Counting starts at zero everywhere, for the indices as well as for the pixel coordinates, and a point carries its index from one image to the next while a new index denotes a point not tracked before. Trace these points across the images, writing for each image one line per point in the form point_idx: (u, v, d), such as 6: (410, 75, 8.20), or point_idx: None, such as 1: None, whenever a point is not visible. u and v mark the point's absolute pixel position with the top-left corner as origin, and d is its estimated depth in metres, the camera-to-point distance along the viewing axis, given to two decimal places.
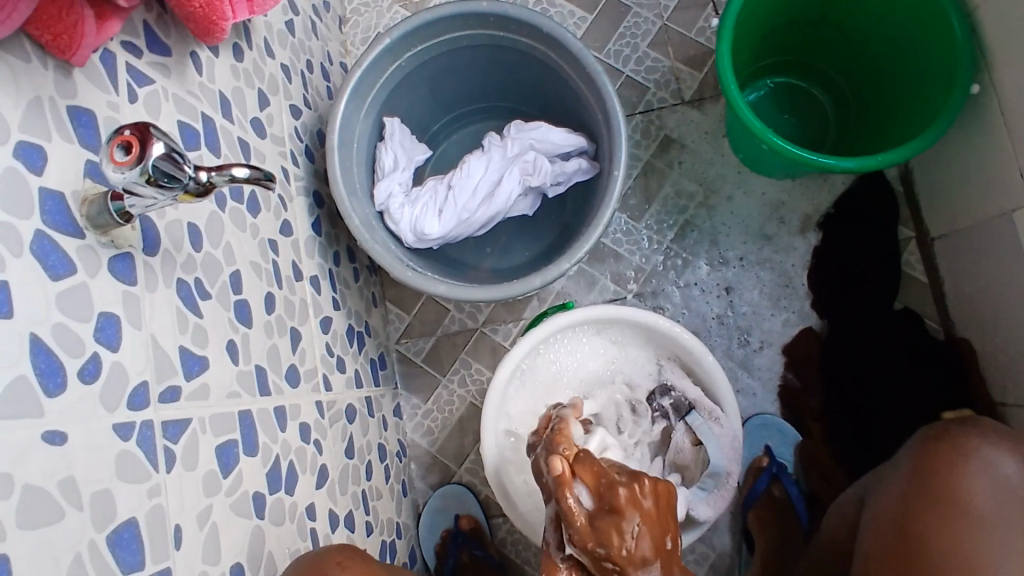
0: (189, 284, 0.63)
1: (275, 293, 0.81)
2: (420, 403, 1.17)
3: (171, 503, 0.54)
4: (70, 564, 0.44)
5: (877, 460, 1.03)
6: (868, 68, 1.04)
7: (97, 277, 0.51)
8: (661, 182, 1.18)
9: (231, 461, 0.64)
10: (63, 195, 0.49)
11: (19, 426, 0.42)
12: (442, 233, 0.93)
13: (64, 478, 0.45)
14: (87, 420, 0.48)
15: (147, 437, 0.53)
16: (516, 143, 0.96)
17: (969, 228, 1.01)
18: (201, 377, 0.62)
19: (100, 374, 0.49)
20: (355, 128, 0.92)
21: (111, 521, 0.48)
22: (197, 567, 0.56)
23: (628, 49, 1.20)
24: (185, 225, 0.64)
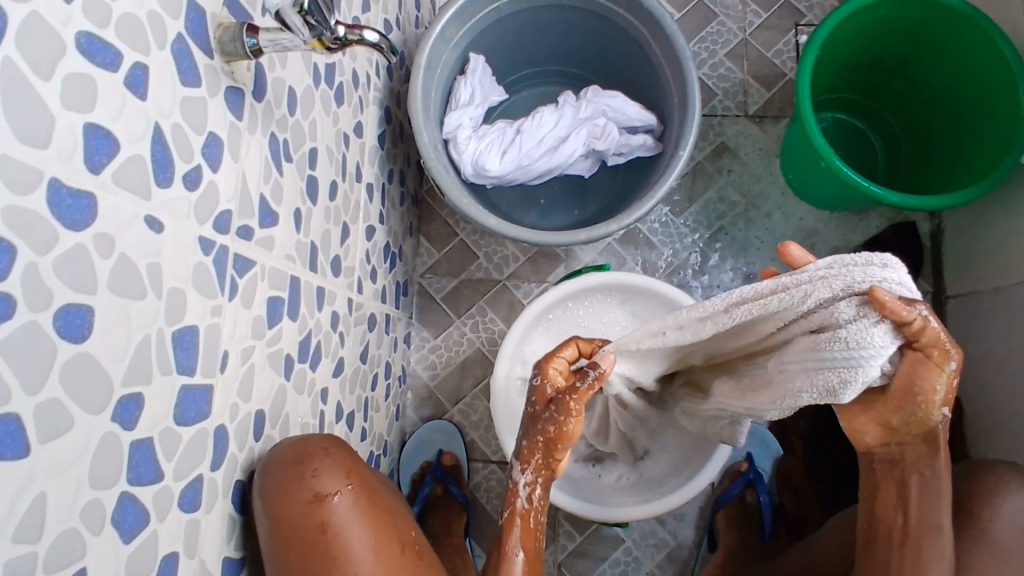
0: (278, 140, 0.66)
1: (339, 183, 0.83)
2: (429, 337, 1.20)
3: (224, 329, 0.57)
4: (139, 342, 0.46)
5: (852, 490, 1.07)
6: (926, 119, 1.07)
7: (214, 98, 0.54)
8: (707, 185, 1.22)
9: (276, 316, 0.67)
10: (205, 13, 0.51)
11: (130, 200, 0.44)
12: (501, 172, 0.96)
13: (152, 263, 0.47)
14: (180, 221, 0.50)
15: (221, 261, 0.56)
16: (590, 106, 1.00)
17: (987, 292, 1.05)
18: (270, 230, 0.64)
19: (199, 186, 0.52)
20: (443, 53, 0.95)
21: (178, 320, 0.50)
22: (231, 397, 0.58)
23: (706, 54, 1.24)
24: (286, 85, 0.67)
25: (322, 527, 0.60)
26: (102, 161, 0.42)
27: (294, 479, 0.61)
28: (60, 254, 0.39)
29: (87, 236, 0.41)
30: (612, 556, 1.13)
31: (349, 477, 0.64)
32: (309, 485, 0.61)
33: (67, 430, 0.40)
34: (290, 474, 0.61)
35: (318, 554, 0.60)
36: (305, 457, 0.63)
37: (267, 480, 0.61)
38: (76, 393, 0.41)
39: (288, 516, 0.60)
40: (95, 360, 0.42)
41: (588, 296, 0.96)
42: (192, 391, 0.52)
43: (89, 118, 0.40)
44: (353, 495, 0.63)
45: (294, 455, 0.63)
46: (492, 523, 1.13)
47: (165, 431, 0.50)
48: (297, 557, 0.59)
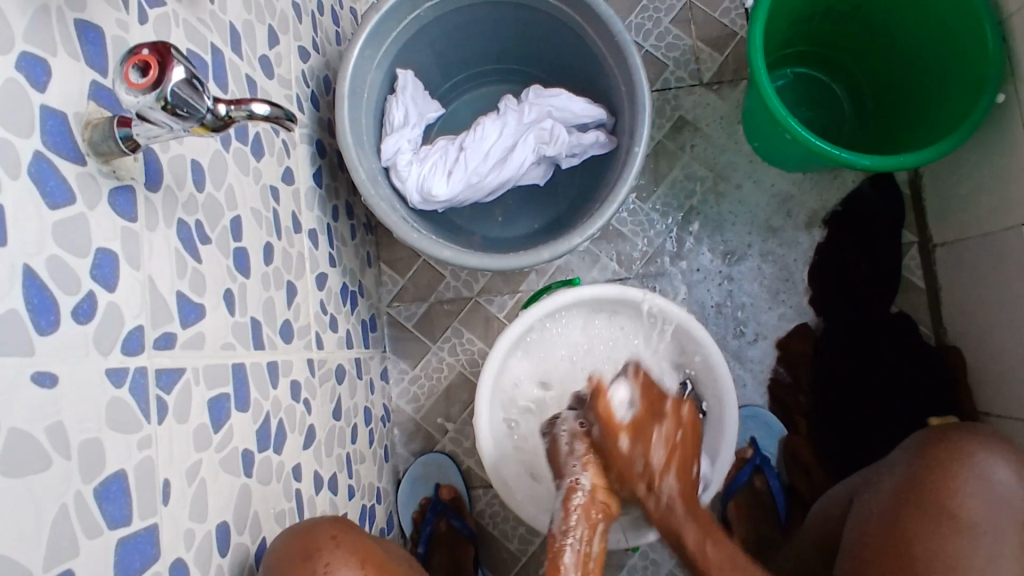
0: (189, 225, 0.59)
1: (274, 243, 0.77)
2: (408, 369, 1.14)
3: (160, 456, 0.51)
4: (54, 516, 0.40)
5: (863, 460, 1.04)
6: (889, 67, 1.01)
7: (96, 209, 0.47)
8: (671, 164, 1.15)
9: (222, 416, 0.61)
10: (65, 116, 0.44)
11: (7, 365, 0.38)
12: (450, 195, 0.90)
13: (52, 424, 0.41)
14: (79, 363, 0.44)
15: (140, 385, 0.49)
16: (534, 109, 0.93)
17: (974, 239, 1.00)
18: (197, 326, 0.58)
19: (94, 315, 0.46)
20: (367, 77, 0.87)
21: (99, 473, 0.44)
22: (183, 524, 0.53)
23: (650, 24, 1.17)
24: (188, 161, 0.59)
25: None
26: None
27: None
28: None
29: None
30: (630, 561, 1.10)
31: (365, 565, 0.61)
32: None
33: None
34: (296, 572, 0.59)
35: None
36: (312, 551, 0.61)
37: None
38: None
39: None
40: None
41: (566, 313, 0.90)
42: (132, 541, 0.47)
43: None
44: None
45: (299, 551, 0.61)
46: (502, 550, 1.10)
47: None
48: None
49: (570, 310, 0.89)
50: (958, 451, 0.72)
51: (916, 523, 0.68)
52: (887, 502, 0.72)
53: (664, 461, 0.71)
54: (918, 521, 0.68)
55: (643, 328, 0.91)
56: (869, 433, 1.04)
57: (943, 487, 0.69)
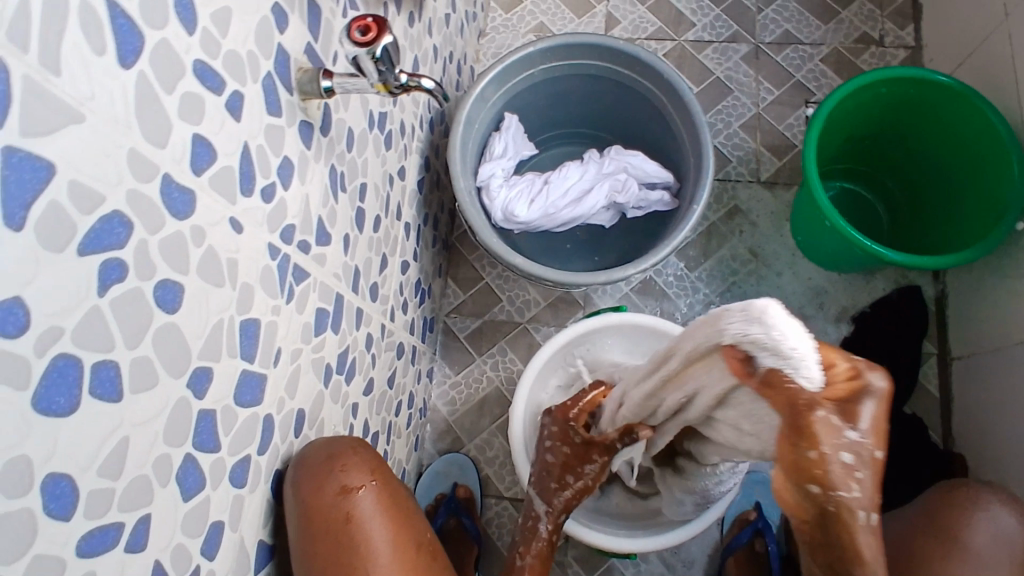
0: (336, 172, 0.75)
1: (382, 217, 0.92)
2: (451, 374, 1.26)
3: (281, 328, 0.64)
4: (214, 324, 0.53)
5: None
6: (928, 190, 1.15)
7: (290, 128, 0.63)
8: (721, 243, 1.29)
9: (321, 327, 0.74)
10: (289, 57, 0.62)
11: (219, 202, 0.52)
12: (528, 218, 1.05)
13: (232, 259, 0.55)
14: (256, 228, 0.58)
15: (283, 267, 0.63)
16: (613, 163, 1.09)
17: (989, 353, 1.09)
18: (323, 248, 0.73)
19: (272, 200, 0.61)
20: (481, 110, 1.06)
21: (247, 312, 0.57)
22: (279, 391, 0.65)
23: (721, 125, 1.35)
24: (346, 125, 0.76)
25: (347, 517, 0.62)
26: (202, 166, 0.50)
27: (322, 472, 0.64)
28: (164, 237, 0.46)
29: (186, 226, 0.48)
30: None
31: (375, 474, 0.66)
32: (336, 478, 0.64)
33: (151, 388, 0.47)
34: (319, 470, 0.64)
35: (342, 546, 0.61)
36: (336, 454, 0.66)
37: (301, 476, 0.64)
38: (163, 358, 0.48)
39: (314, 508, 0.62)
40: (180, 332, 0.49)
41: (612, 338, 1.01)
42: (250, 378, 0.59)
43: (196, 130, 0.49)
44: (378, 491, 0.65)
45: (324, 452, 0.66)
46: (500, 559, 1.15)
47: (226, 408, 0.56)
48: (320, 546, 0.61)
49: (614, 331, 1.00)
50: (972, 494, 0.81)
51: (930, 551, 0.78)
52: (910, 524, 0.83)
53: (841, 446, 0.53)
54: (929, 545, 0.79)
55: None
56: None
57: (951, 521, 0.80)
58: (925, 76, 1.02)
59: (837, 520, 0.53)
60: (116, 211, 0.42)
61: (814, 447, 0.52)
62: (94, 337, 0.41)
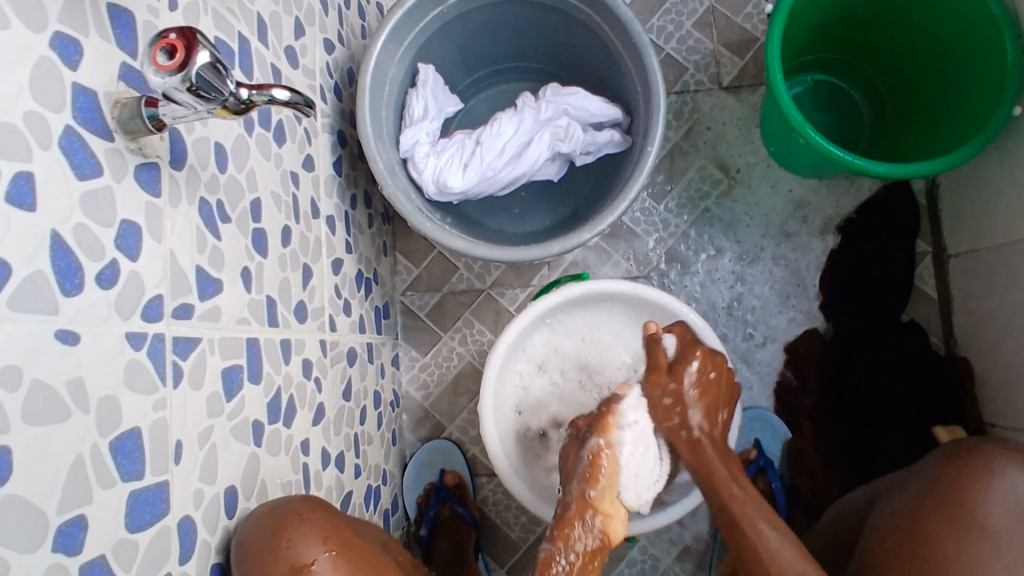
0: (210, 204, 0.62)
1: (292, 226, 0.80)
2: (418, 356, 1.17)
3: (174, 419, 0.54)
4: (71, 464, 0.44)
5: (869, 471, 1.03)
6: (907, 77, 1.02)
7: (122, 182, 0.50)
8: (687, 164, 1.17)
9: (235, 386, 0.64)
10: (95, 94, 0.48)
11: (32, 322, 0.41)
12: (465, 188, 0.92)
13: (73, 379, 0.44)
14: (101, 326, 0.47)
15: (158, 351, 0.53)
16: (551, 106, 0.94)
17: (988, 250, 1.00)
18: (213, 300, 0.61)
19: (117, 281, 0.49)
20: (388, 69, 0.90)
21: (115, 428, 0.48)
22: (193, 484, 0.56)
23: (672, 27, 1.18)
24: (212, 143, 0.63)
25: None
26: None
27: (270, 555, 0.60)
28: None
29: None
30: (629, 555, 1.12)
31: (328, 542, 0.63)
32: (285, 558, 0.60)
33: None
34: (265, 546, 0.61)
35: None
36: (281, 528, 0.63)
37: (243, 557, 0.61)
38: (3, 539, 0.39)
39: None
40: (19, 499, 0.40)
41: (608, 304, 0.93)
42: (144, 495, 0.50)
43: None
44: (335, 561, 0.62)
45: (269, 524, 0.63)
46: (503, 537, 1.12)
47: (119, 544, 0.48)
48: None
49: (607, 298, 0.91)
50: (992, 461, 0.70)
51: (938, 521, 0.68)
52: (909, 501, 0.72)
53: (696, 392, 0.78)
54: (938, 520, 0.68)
55: None
56: (871, 441, 1.03)
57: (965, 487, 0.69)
58: None
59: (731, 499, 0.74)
60: None
61: (670, 380, 0.79)
62: None
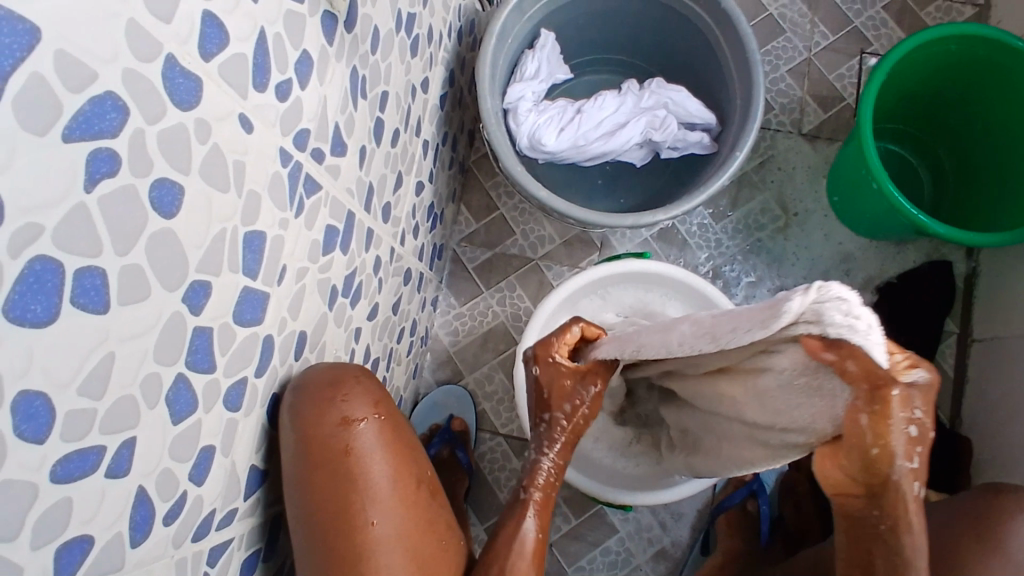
0: (358, 75, 0.67)
1: (401, 132, 0.85)
2: (456, 304, 1.21)
3: (287, 244, 0.58)
4: (216, 234, 0.47)
5: None
6: (975, 162, 1.08)
7: (312, 18, 0.55)
8: (751, 194, 1.22)
9: (330, 245, 0.68)
10: None
11: (228, 95, 0.46)
12: (556, 148, 0.97)
13: (239, 161, 0.48)
14: (267, 128, 0.51)
15: (294, 177, 0.57)
16: (652, 97, 1.00)
17: (1015, 340, 1.05)
18: (338, 159, 0.66)
19: (287, 98, 0.53)
20: (517, 24, 0.97)
21: (252, 223, 0.52)
22: (282, 312, 0.60)
23: (769, 68, 1.25)
24: (373, 23, 0.68)
25: (346, 450, 0.59)
26: (213, 50, 0.43)
27: (323, 401, 0.60)
28: (164, 129, 0.40)
29: (189, 117, 0.42)
30: (605, 543, 1.14)
31: (378, 407, 0.63)
32: (337, 408, 0.60)
33: (143, 299, 0.41)
34: (321, 394, 0.61)
35: (340, 477, 0.58)
36: (337, 383, 0.62)
37: (297, 398, 0.60)
38: (157, 268, 0.42)
39: (312, 436, 0.59)
40: (177, 240, 0.43)
41: (658, 291, 0.97)
42: (252, 295, 0.54)
43: (208, 7, 0.42)
44: (380, 425, 0.62)
45: (326, 377, 0.63)
46: (493, 495, 1.15)
47: (223, 326, 0.51)
48: (315, 484, 0.58)
49: (660, 283, 0.96)
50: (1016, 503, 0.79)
51: (970, 550, 0.77)
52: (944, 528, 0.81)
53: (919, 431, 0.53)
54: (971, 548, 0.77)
55: None
56: None
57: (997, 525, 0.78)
58: (994, 36, 0.94)
59: (884, 488, 0.57)
60: (109, 91, 0.35)
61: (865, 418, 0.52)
62: (79, 238, 0.35)
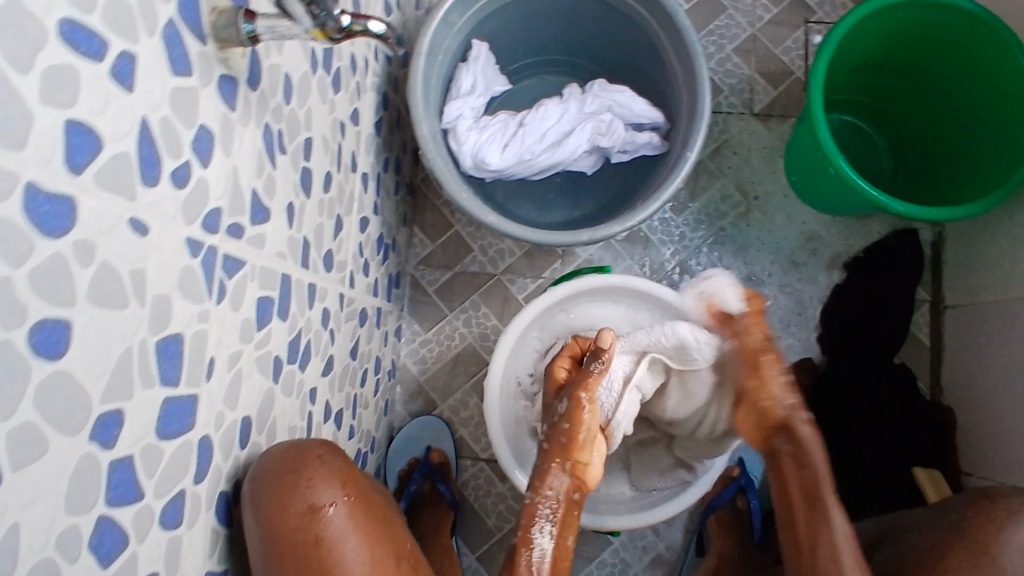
0: (272, 131, 0.62)
1: (333, 174, 0.79)
2: (420, 331, 1.17)
3: (212, 334, 0.53)
4: (120, 356, 0.43)
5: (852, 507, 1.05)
6: (935, 129, 1.06)
7: (206, 88, 0.50)
8: (709, 182, 1.19)
9: (265, 317, 0.63)
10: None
11: (114, 203, 0.41)
12: (502, 166, 0.93)
13: (137, 269, 0.43)
14: (167, 223, 0.46)
15: (209, 264, 0.52)
16: (596, 100, 0.96)
17: (986, 306, 1.04)
18: (261, 227, 0.61)
19: (187, 184, 0.48)
20: (445, 39, 0.91)
21: (164, 329, 0.47)
22: (217, 406, 0.55)
23: (713, 48, 1.21)
24: (283, 72, 0.63)
25: (315, 542, 0.56)
26: (83, 160, 0.38)
27: (286, 490, 0.57)
28: (36, 266, 0.35)
29: (66, 244, 0.37)
30: (600, 557, 1.12)
31: (346, 488, 0.59)
32: (303, 496, 0.57)
33: (40, 457, 0.36)
34: (283, 482, 0.57)
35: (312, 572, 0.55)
36: (300, 466, 0.59)
37: (258, 490, 0.57)
38: (53, 418, 0.37)
39: (278, 530, 0.55)
40: (73, 379, 0.38)
41: (645, 305, 0.96)
42: (177, 403, 0.49)
43: (69, 114, 0.36)
44: (350, 508, 0.59)
45: (287, 459, 0.59)
46: (481, 523, 1.12)
47: (146, 448, 0.46)
48: None
49: (644, 301, 0.94)
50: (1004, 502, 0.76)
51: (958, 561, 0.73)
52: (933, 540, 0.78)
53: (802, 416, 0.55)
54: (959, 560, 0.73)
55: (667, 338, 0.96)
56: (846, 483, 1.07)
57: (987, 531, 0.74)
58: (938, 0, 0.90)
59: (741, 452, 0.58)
60: None
61: None
62: None
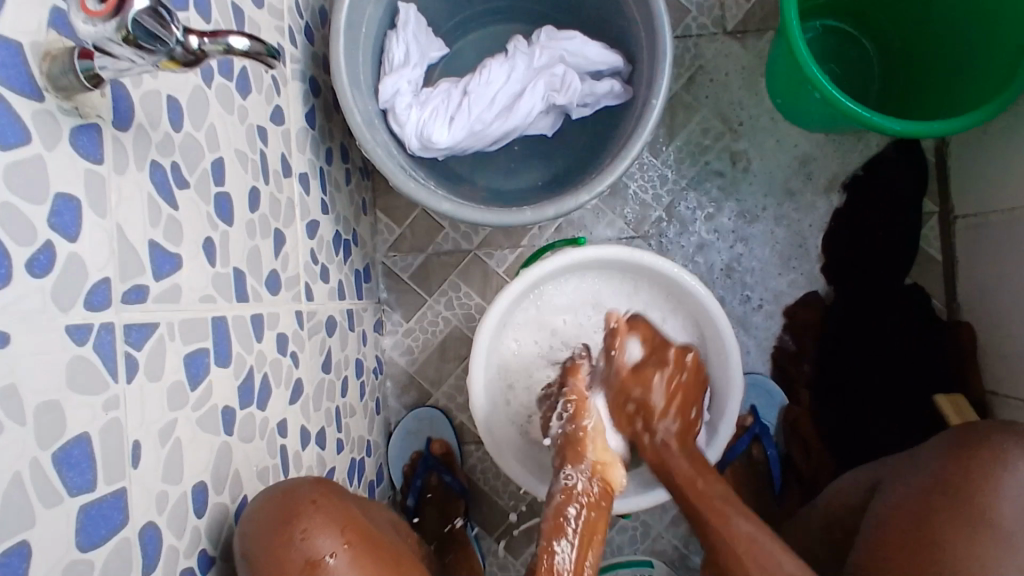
0: (164, 168, 0.54)
1: (261, 188, 0.72)
2: (402, 321, 1.11)
3: (130, 418, 0.48)
4: (4, 488, 0.38)
5: (873, 443, 1.00)
6: (923, 24, 0.95)
7: (54, 150, 0.42)
8: (687, 116, 1.09)
9: (200, 373, 0.57)
10: (17, 44, 0.40)
11: None
12: (451, 142, 0.84)
13: (4, 387, 0.38)
14: (34, 321, 0.40)
15: (107, 343, 0.46)
16: (545, 52, 0.86)
17: (997, 214, 0.96)
18: (172, 279, 0.54)
19: (53, 269, 0.42)
20: (365, 10, 0.81)
21: (60, 438, 0.42)
22: (156, 487, 0.51)
23: None
24: (164, 97, 0.54)
25: None
26: None
27: (281, 545, 0.54)
28: None
29: None
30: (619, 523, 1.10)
31: (347, 534, 0.56)
32: (299, 552, 0.54)
33: None
34: (276, 541, 0.55)
35: None
36: (292, 517, 0.56)
37: (254, 548, 0.55)
38: None
39: None
40: None
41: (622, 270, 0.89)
42: (98, 507, 0.45)
43: None
44: (352, 555, 0.55)
45: (279, 511, 0.56)
46: (493, 506, 1.10)
47: (68, 568, 0.42)
48: None
49: (620, 266, 0.87)
50: (992, 446, 0.70)
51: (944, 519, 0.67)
52: (911, 496, 0.71)
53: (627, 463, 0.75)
54: (948, 521, 0.67)
55: (651, 300, 0.90)
56: (865, 419, 1.01)
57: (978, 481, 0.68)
58: None
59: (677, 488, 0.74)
60: None
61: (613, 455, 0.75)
62: None
